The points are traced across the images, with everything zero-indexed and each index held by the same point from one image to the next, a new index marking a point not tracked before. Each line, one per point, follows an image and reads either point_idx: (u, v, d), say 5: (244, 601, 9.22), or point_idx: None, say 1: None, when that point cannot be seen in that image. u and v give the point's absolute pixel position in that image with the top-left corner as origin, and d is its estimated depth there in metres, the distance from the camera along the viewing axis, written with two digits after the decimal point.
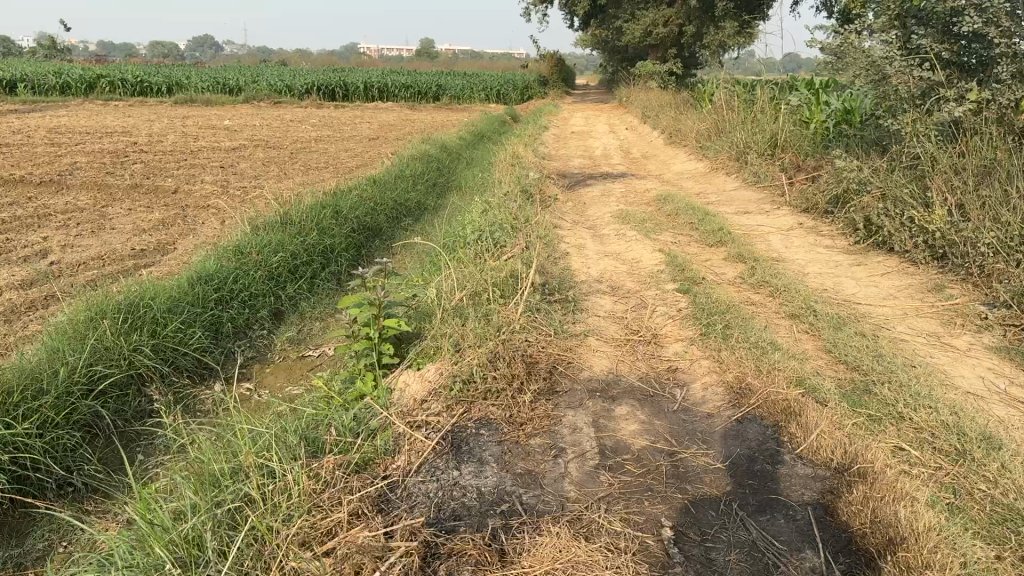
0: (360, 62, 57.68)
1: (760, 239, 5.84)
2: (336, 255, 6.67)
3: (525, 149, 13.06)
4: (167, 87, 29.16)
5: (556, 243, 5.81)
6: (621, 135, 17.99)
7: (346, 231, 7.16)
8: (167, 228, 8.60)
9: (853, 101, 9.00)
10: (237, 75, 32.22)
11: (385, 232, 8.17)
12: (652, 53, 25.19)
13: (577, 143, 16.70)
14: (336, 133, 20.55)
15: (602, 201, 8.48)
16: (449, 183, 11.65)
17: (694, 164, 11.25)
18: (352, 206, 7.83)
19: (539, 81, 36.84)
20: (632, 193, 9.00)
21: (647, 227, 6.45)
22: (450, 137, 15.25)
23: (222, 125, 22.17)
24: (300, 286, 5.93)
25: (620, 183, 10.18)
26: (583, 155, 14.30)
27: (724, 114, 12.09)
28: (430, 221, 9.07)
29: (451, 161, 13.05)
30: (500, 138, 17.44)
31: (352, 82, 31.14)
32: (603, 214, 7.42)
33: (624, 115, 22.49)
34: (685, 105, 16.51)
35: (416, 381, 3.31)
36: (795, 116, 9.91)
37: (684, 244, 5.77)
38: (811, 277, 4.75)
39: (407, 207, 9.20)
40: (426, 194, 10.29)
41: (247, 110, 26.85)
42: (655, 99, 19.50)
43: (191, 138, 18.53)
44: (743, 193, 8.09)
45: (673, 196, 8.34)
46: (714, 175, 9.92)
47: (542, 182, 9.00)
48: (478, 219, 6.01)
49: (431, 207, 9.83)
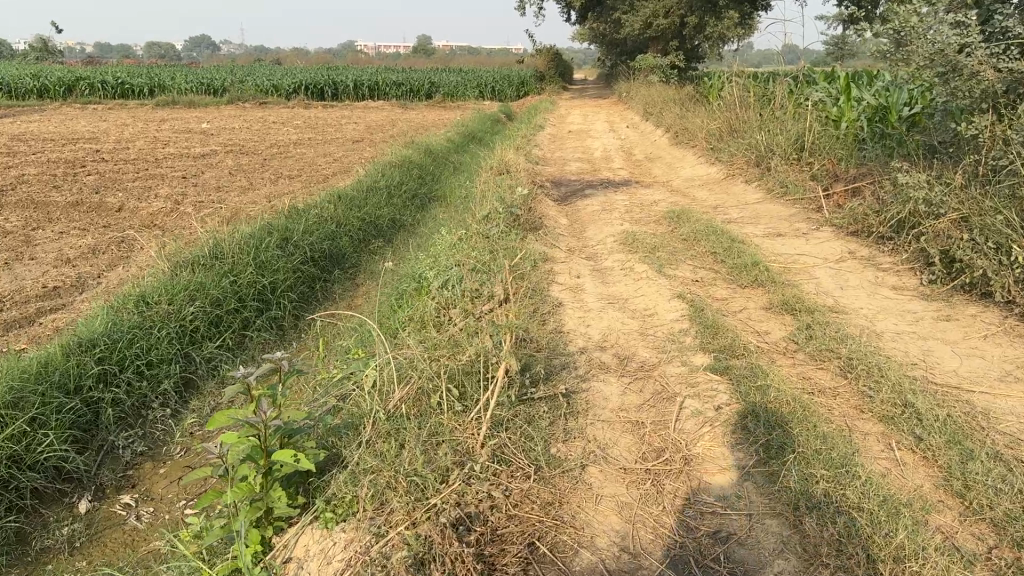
0: (354, 59, 56.39)
1: (804, 275, 4.63)
2: (277, 297, 5.50)
3: (518, 153, 11.82)
4: (148, 89, 27.87)
5: (547, 285, 4.58)
6: (622, 134, 16.79)
7: (291, 262, 5.98)
8: (96, 255, 7.38)
9: (891, 97, 7.77)
10: (222, 74, 30.92)
11: (347, 259, 6.96)
12: (652, 46, 23.94)
13: (574, 143, 15.50)
14: (318, 135, 19.30)
15: (601, 218, 7.25)
16: (432, 194, 10.43)
17: (705, 169, 10.02)
18: (304, 230, 6.62)
19: (535, 76, 35.54)
20: (638, 207, 7.76)
21: (661, 258, 5.23)
22: (437, 140, 14.04)
23: (199, 128, 20.91)
24: (222, 342, 4.81)
25: (623, 193, 8.96)
26: (581, 157, 13.10)
27: (736, 112, 10.86)
28: (404, 243, 7.86)
29: (436, 167, 11.84)
30: (492, 139, 16.24)
31: (341, 81, 29.86)
32: (605, 238, 6.20)
33: (625, 112, 21.28)
34: (690, 101, 15.26)
35: (317, 559, 2.12)
36: (820, 114, 8.70)
37: (709, 284, 4.55)
38: (887, 341, 3.52)
39: (377, 224, 7.98)
40: (402, 208, 9.07)
41: (229, 111, 25.58)
42: (657, 94, 18.24)
43: (162, 143, 17.28)
44: (769, 208, 6.86)
45: (686, 211, 7.12)
46: (730, 183, 8.69)
47: (533, 196, 7.78)
48: (448, 252, 4.78)
49: (407, 225, 8.62)
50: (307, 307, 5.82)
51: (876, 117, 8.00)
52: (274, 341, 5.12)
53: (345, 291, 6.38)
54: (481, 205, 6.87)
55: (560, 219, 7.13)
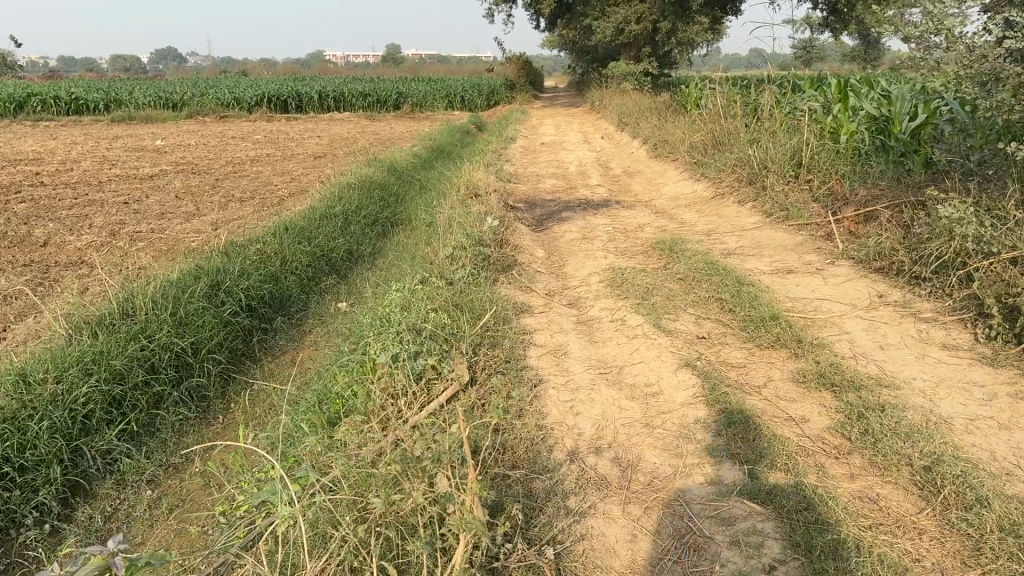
0: (322, 69, 55.24)
1: (832, 328, 3.84)
2: (200, 362, 4.67)
3: (488, 170, 10.99)
4: (103, 104, 26.68)
5: (523, 349, 3.74)
6: (598, 145, 16.08)
7: (221, 313, 5.15)
8: (6, 301, 6.44)
9: (896, 107, 7.07)
10: (182, 88, 29.78)
11: (292, 302, 6.10)
12: (625, 52, 23.27)
13: (548, 156, 14.74)
14: (280, 150, 18.37)
15: (582, 249, 6.43)
16: (395, 217, 9.57)
17: (690, 186, 9.27)
18: (240, 271, 5.75)
19: (506, 84, 34.74)
20: (621, 234, 6.96)
21: (656, 306, 4.42)
22: (402, 156, 13.20)
23: (153, 146, 19.86)
24: (124, 427, 4.00)
25: (604, 215, 8.16)
26: (556, 172, 12.34)
27: (720, 122, 10.12)
28: (361, 278, 6.99)
29: (401, 187, 11.00)
30: (462, 153, 15.42)
31: (306, 92, 28.85)
32: (588, 277, 5.37)
33: (599, 121, 20.60)
34: (668, 110, 14.54)
35: None
36: (816, 127, 7.99)
37: (719, 344, 3.75)
38: (962, 433, 2.74)
39: (329, 256, 7.12)
40: (361, 236, 8.19)
41: (188, 126, 24.47)
42: (632, 103, 17.52)
43: (111, 163, 16.23)
44: (770, 236, 6.09)
45: (677, 240, 6.32)
46: (720, 203, 7.93)
47: (505, 224, 6.94)
48: (399, 306, 3.92)
49: (367, 257, 7.75)
50: (239, 368, 5.01)
51: (879, 132, 7.33)
52: (193, 420, 4.33)
53: (288, 344, 5.51)
54: (445, 239, 6.02)
55: (536, 252, 6.30)
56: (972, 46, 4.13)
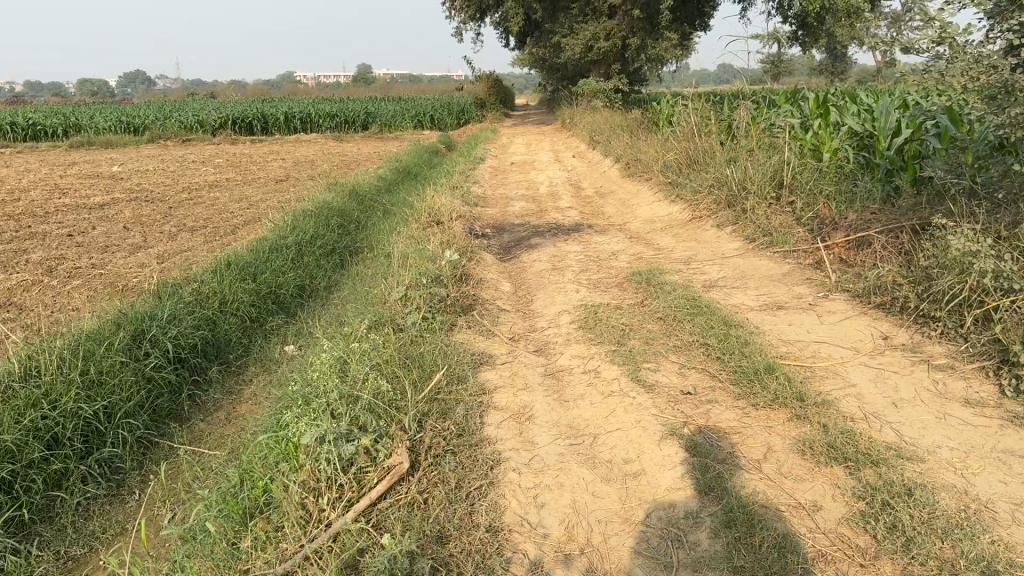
0: (292, 91, 54.54)
1: (835, 381, 3.36)
2: (114, 428, 4.08)
3: (455, 193, 10.49)
4: (63, 129, 25.87)
5: (481, 412, 3.22)
6: (569, 165, 15.68)
7: (143, 368, 4.56)
8: None
9: (882, 123, 6.70)
10: (144, 112, 29.03)
11: (229, 349, 5.52)
12: (595, 69, 22.96)
13: (518, 176, 14.30)
14: (242, 175, 17.75)
15: (552, 281, 5.92)
16: (354, 246, 9.01)
17: (665, 208, 8.83)
18: (170, 316, 5.16)
19: (476, 103, 34.34)
20: (593, 263, 6.47)
21: (634, 351, 3.92)
22: (366, 179, 12.66)
23: (110, 172, 19.13)
24: (14, 516, 3.39)
25: (575, 240, 7.68)
26: (525, 194, 11.88)
27: (695, 140, 9.70)
28: (312, 317, 6.43)
29: (363, 212, 10.46)
30: (429, 174, 14.92)
31: (272, 114, 28.24)
32: (558, 315, 4.87)
33: (570, 140, 20.25)
34: (640, 128, 14.15)
35: None
36: (795, 146, 7.61)
37: (708, 400, 3.26)
38: (1010, 525, 2.26)
39: (277, 293, 6.54)
40: (315, 269, 7.62)
41: (149, 151, 23.75)
42: (603, 120, 17.14)
43: (62, 192, 15.50)
44: (753, 265, 5.63)
45: (654, 269, 5.85)
46: (698, 226, 7.47)
47: (469, 255, 6.42)
48: (336, 362, 3.38)
49: (321, 292, 7.18)
50: (161, 431, 4.42)
51: (863, 149, 6.95)
52: (102, 498, 3.74)
53: (222, 399, 4.94)
54: (401, 275, 5.50)
55: (502, 286, 5.79)
56: (978, 56, 3.73)
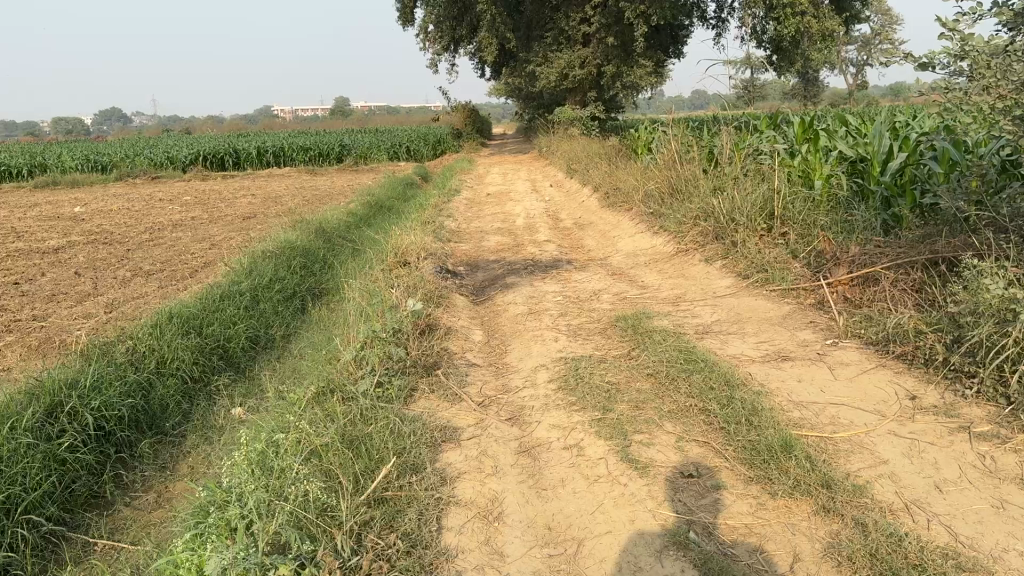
0: (267, 124, 53.96)
1: (865, 458, 2.86)
2: (11, 529, 3.45)
3: (427, 228, 9.93)
4: (28, 168, 25.10)
5: (441, 510, 2.66)
6: (548, 194, 15.23)
7: (53, 450, 3.93)
8: None
9: (875, 147, 6.27)
10: (113, 150, 28.36)
11: (164, 416, 4.91)
12: (571, 97, 22.62)
13: (494, 208, 13.81)
14: (211, 212, 17.13)
15: (529, 327, 5.36)
16: (318, 289, 8.43)
17: (647, 241, 8.32)
18: (94, 382, 4.54)
19: (452, 133, 33.95)
20: (573, 305, 5.93)
21: (622, 418, 3.38)
22: (335, 215, 12.10)
23: (73, 212, 18.44)
24: None
25: (553, 278, 7.14)
26: (502, 227, 11.38)
27: (677, 168, 9.24)
28: (262, 373, 5.83)
29: (330, 251, 9.89)
30: (402, 207, 14.39)
31: (244, 148, 27.64)
32: (534, 369, 4.31)
33: (547, 168, 19.85)
34: (619, 155, 13.70)
35: None
36: (784, 173, 7.17)
37: (715, 487, 2.73)
38: None
39: (223, 347, 5.94)
40: (272, 316, 7.01)
41: (116, 190, 23.03)
42: (581, 148, 16.72)
43: (18, 235, 14.77)
44: (748, 306, 5.12)
45: (640, 312, 5.33)
46: (684, 260, 6.97)
47: (437, 301, 5.85)
48: (264, 451, 2.81)
49: (278, 343, 6.57)
50: (75, 523, 3.80)
51: (857, 175, 6.52)
52: None
53: (152, 477, 4.33)
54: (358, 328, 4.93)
55: (473, 335, 5.23)
56: (1004, 71, 3.27)
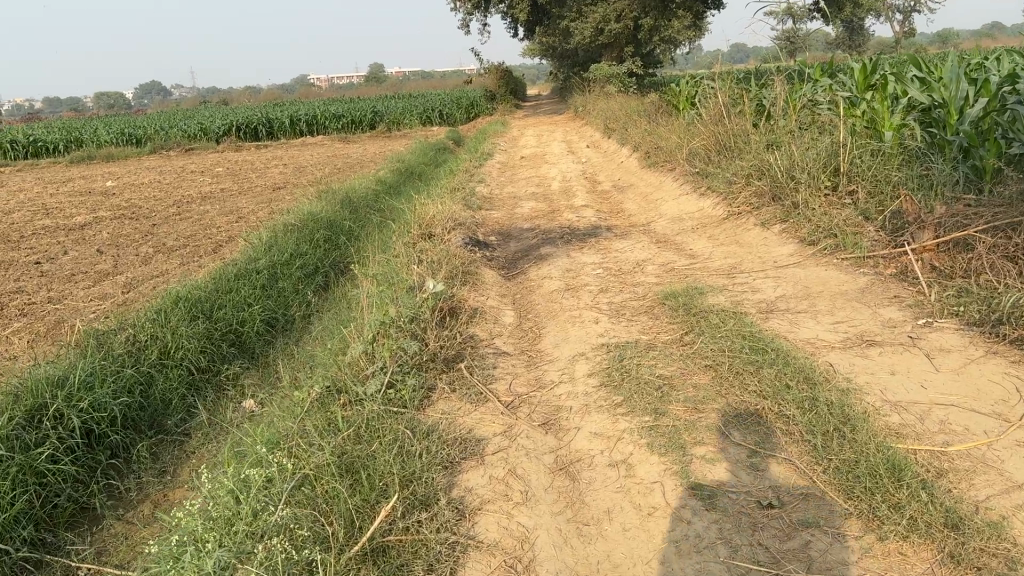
0: (300, 93, 53.54)
1: (995, 482, 2.29)
2: None
3: (457, 196, 9.35)
4: (63, 144, 25.01)
5: (457, 559, 2.15)
6: (584, 156, 14.52)
7: (32, 460, 3.50)
8: None
9: (954, 89, 5.51)
10: (146, 123, 28.17)
11: (166, 413, 4.47)
12: (607, 53, 21.66)
13: (528, 171, 13.16)
14: (240, 183, 16.75)
15: (565, 306, 4.79)
16: (341, 264, 7.94)
17: (694, 204, 7.64)
18: (85, 379, 4.09)
19: (485, 96, 33.10)
20: (615, 279, 5.33)
21: (678, 424, 2.81)
22: (362, 183, 11.57)
23: (105, 187, 18.21)
24: None
25: (592, 247, 6.53)
26: (536, 192, 10.75)
27: (725, 122, 8.48)
28: (278, 359, 5.37)
29: (355, 222, 9.39)
30: (433, 173, 13.81)
31: (276, 117, 27.21)
32: (571, 359, 3.75)
33: (584, 128, 19.05)
34: (659, 113, 12.90)
35: None
36: (848, 124, 6.42)
37: (803, 529, 2.18)
38: None
39: (236, 332, 5.49)
40: (291, 296, 6.55)
41: (149, 163, 22.82)
42: (619, 106, 15.90)
43: (47, 212, 14.54)
44: (817, 278, 4.47)
45: (692, 287, 4.72)
46: (737, 225, 6.30)
47: (464, 278, 5.31)
48: (245, 486, 2.33)
49: (296, 325, 6.10)
50: (55, 545, 3.38)
51: (932, 123, 5.76)
52: None
53: (148, 485, 3.89)
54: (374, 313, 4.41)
55: (503, 316, 4.68)
56: None
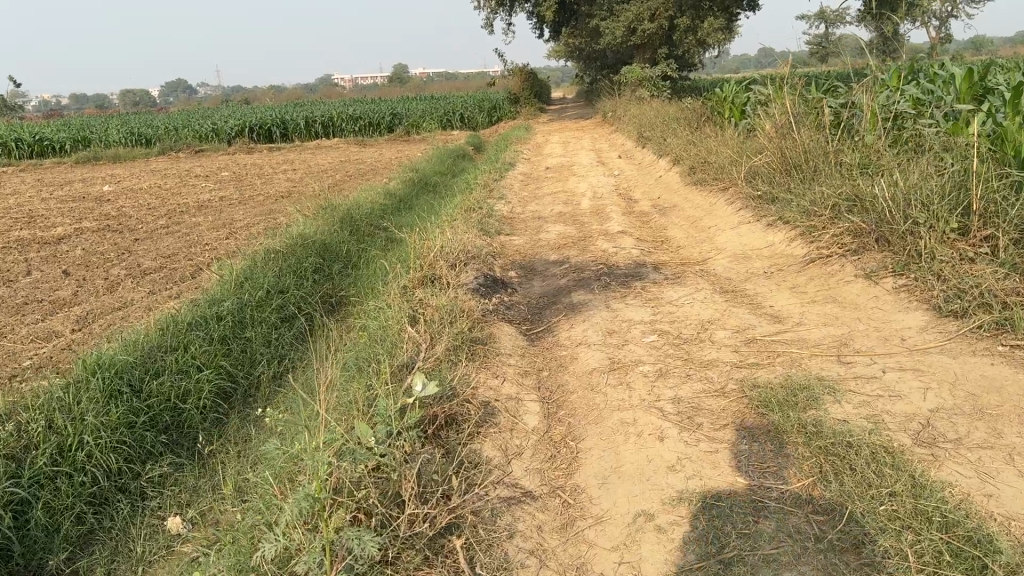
0: (321, 93, 52.62)
1: None
2: None
3: (472, 217, 8.01)
4: (70, 143, 23.91)
5: None
6: (617, 167, 13.17)
7: None
8: None
9: None
10: (159, 123, 27.08)
11: (50, 548, 3.25)
12: (638, 54, 20.18)
13: (554, 185, 11.81)
14: (244, 191, 15.53)
15: (611, 400, 3.44)
16: (331, 301, 6.65)
17: (760, 238, 6.25)
18: None
19: (508, 100, 31.86)
20: (677, 353, 3.96)
21: None
22: (368, 197, 10.27)
23: (104, 192, 17.07)
24: None
25: (638, 297, 5.16)
26: (564, 211, 9.42)
27: (794, 138, 7.07)
28: (225, 451, 4.12)
29: (354, 245, 8.08)
30: (449, 184, 12.50)
31: (291, 118, 26.02)
32: (631, 521, 2.45)
33: (613, 136, 17.67)
34: (703, 123, 11.46)
35: None
36: (969, 145, 5.00)
37: None
38: None
39: (175, 411, 4.26)
40: (259, 349, 5.26)
41: (155, 165, 21.66)
42: (654, 113, 14.46)
43: (33, 220, 13.34)
44: (982, 381, 3.08)
45: (795, 379, 3.35)
46: (827, 274, 4.92)
47: (471, 352, 3.97)
48: None
49: (260, 392, 4.82)
50: None
51: None
52: None
53: None
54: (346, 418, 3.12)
55: (526, 415, 3.34)
56: None
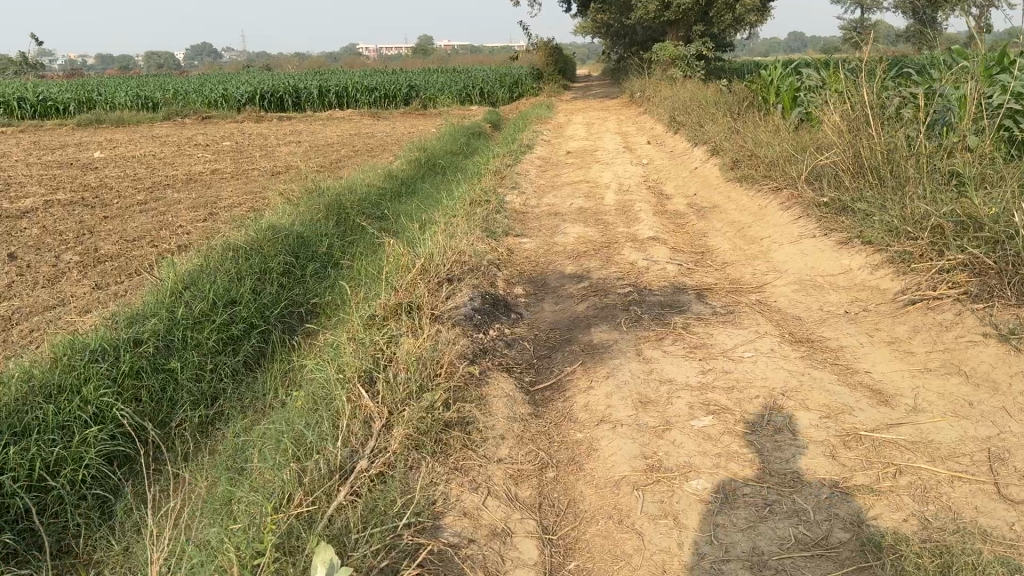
0: (343, 62, 51.25)
1: None
2: None
3: (476, 213, 6.75)
4: (74, 105, 22.71)
5: None
6: (646, 155, 11.84)
7: None
8: None
9: None
10: (168, 86, 25.81)
11: None
12: (671, 31, 18.70)
13: (577, 173, 10.50)
14: (241, 164, 14.28)
15: (650, 548, 2.22)
16: (294, 313, 5.44)
17: (832, 260, 4.96)
18: None
19: (531, 75, 30.37)
20: (746, 451, 2.72)
21: None
22: (364, 179, 9.02)
23: (97, 159, 15.90)
24: None
25: (681, 342, 3.91)
26: (586, 206, 8.14)
27: (871, 130, 5.70)
28: (101, 552, 2.95)
29: (336, 239, 6.86)
30: (458, 166, 11.22)
31: (304, 87, 24.71)
32: None
33: (642, 118, 16.28)
34: (746, 110, 10.09)
35: None
36: None
37: None
38: None
39: (37, 491, 3.10)
40: (185, 386, 4.07)
41: (158, 131, 20.46)
42: (688, 95, 13.05)
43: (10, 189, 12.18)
44: None
45: (943, 539, 2.13)
46: (939, 327, 3.65)
47: (443, 441, 2.76)
48: None
49: (171, 452, 3.66)
50: None
51: None
52: None
53: None
54: None
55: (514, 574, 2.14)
56: None
